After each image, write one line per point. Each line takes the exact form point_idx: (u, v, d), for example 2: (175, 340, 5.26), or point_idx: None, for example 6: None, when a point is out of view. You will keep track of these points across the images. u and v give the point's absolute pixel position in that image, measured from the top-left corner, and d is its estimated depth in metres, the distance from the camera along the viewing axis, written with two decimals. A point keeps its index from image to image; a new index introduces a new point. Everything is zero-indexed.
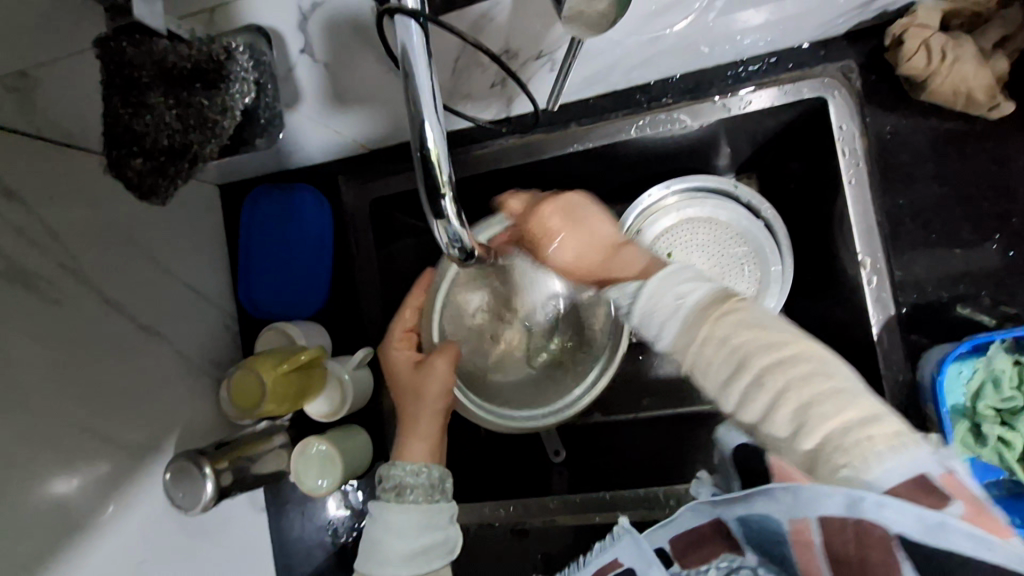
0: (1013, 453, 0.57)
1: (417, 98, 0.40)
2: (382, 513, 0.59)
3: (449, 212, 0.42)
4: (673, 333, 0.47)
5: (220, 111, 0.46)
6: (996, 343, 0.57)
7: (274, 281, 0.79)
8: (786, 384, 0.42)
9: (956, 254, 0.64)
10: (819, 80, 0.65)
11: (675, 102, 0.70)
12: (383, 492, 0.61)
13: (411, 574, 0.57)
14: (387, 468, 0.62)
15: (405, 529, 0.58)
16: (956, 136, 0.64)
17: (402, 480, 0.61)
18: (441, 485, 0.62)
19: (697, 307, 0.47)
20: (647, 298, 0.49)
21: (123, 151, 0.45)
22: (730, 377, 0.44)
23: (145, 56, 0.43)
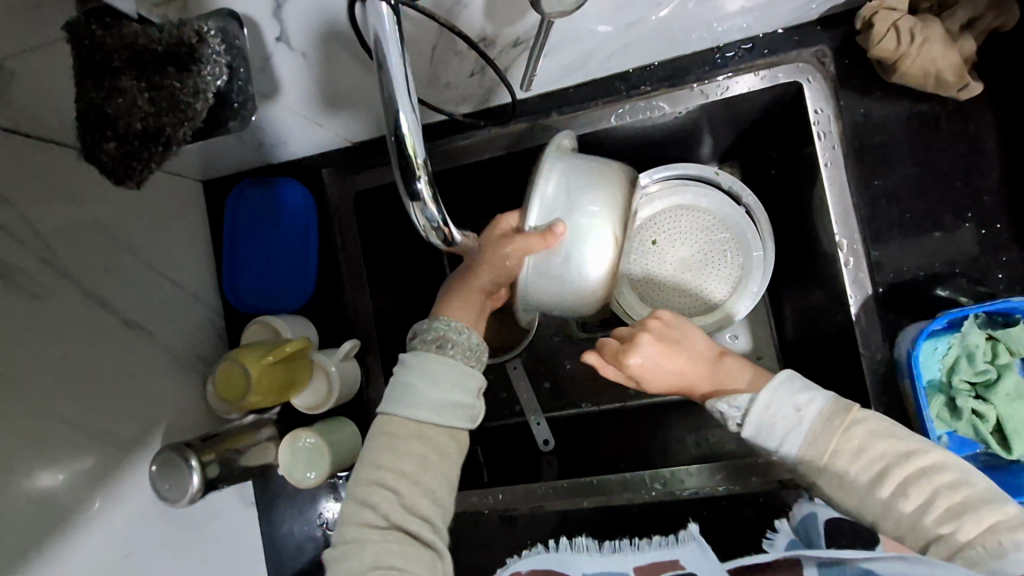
0: (987, 425, 0.58)
1: (390, 82, 0.40)
2: (420, 357, 0.57)
3: (424, 195, 0.43)
4: (797, 442, 0.54)
5: (193, 94, 0.47)
6: (970, 317, 0.58)
7: (260, 276, 0.79)
8: (935, 491, 0.50)
9: (930, 233, 0.65)
10: (793, 65, 0.66)
11: (654, 89, 0.71)
12: (421, 343, 0.59)
13: (440, 425, 0.56)
14: (428, 324, 0.60)
15: (441, 379, 0.56)
16: (928, 118, 0.65)
17: (444, 331, 0.59)
18: (480, 351, 0.60)
19: (823, 416, 0.54)
20: (760, 411, 0.55)
21: (96, 135, 0.47)
22: (884, 471, 0.52)
23: (116, 39, 0.44)
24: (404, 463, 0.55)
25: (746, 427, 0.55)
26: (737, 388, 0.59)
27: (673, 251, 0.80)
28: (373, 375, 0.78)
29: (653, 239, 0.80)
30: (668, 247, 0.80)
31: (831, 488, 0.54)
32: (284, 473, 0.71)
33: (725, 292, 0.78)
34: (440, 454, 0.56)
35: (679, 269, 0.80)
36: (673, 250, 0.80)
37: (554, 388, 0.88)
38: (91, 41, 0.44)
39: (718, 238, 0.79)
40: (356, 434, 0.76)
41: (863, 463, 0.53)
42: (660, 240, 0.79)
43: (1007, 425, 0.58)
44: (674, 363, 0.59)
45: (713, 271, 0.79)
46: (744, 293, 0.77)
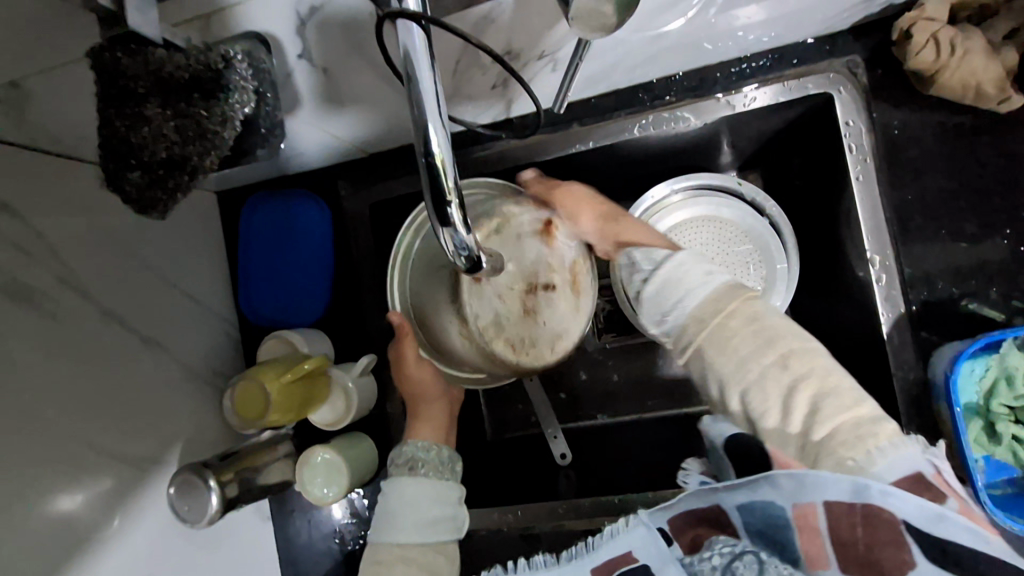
0: None
1: (420, 102, 0.39)
2: (398, 484, 0.67)
3: (455, 220, 0.41)
4: (692, 304, 0.57)
5: (221, 122, 0.46)
6: (1009, 339, 0.56)
7: (276, 288, 0.78)
8: (811, 369, 0.50)
9: (966, 249, 0.63)
10: (826, 76, 0.64)
11: (678, 99, 0.69)
12: (399, 467, 0.69)
13: (423, 543, 0.65)
14: (400, 448, 0.71)
15: (422, 499, 0.66)
16: (964, 131, 0.63)
17: (413, 456, 0.69)
18: (450, 464, 0.70)
19: (715, 295, 0.56)
20: (662, 274, 0.60)
21: (120, 164, 0.44)
22: (745, 355, 0.52)
23: (140, 65, 0.42)
24: None
25: (645, 291, 0.60)
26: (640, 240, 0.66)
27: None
28: (390, 388, 0.78)
29: None
30: None
31: (725, 368, 0.53)
32: (301, 489, 0.70)
33: None
34: (426, 568, 0.64)
35: None
36: (693, 261, 0.78)
37: (571, 400, 0.87)
38: (114, 66, 0.42)
39: (740, 248, 0.77)
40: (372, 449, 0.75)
41: (745, 354, 0.53)
42: (681, 252, 0.77)
43: None
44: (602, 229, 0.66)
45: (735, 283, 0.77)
46: (767, 306, 0.75)
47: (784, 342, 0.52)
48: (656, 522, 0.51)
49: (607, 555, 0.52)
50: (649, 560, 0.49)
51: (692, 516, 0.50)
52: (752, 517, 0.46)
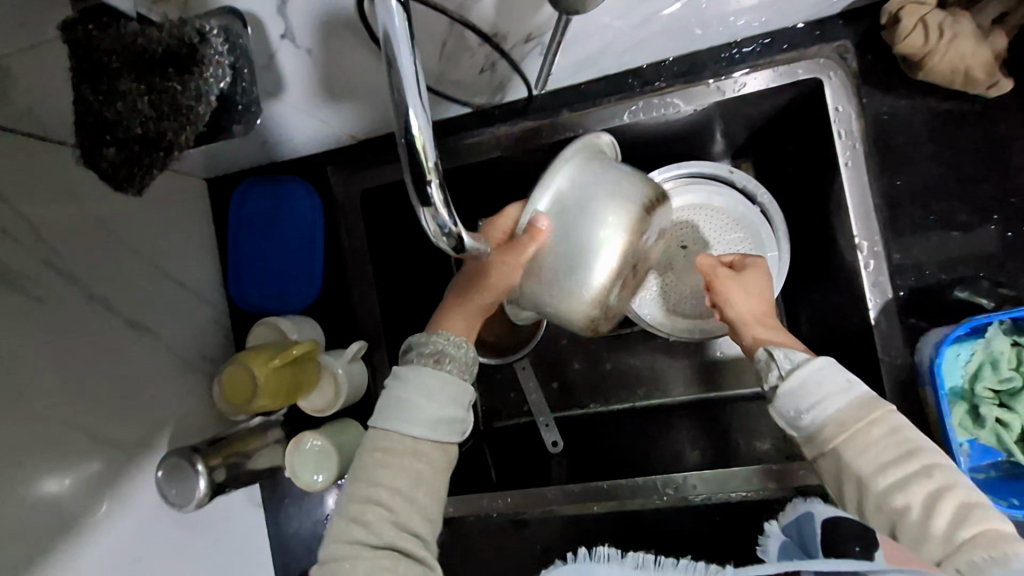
0: (1011, 434, 0.56)
1: (400, 82, 0.39)
2: (416, 369, 0.52)
3: (436, 201, 0.41)
4: (836, 407, 0.50)
5: (195, 98, 0.45)
6: (994, 323, 0.56)
7: (267, 275, 0.78)
8: (953, 482, 0.46)
9: (954, 236, 0.63)
10: (815, 61, 0.64)
11: (668, 85, 0.68)
12: (418, 356, 0.53)
13: (435, 441, 0.52)
14: (425, 335, 0.54)
15: (437, 393, 0.51)
16: (954, 116, 0.63)
17: (442, 347, 0.53)
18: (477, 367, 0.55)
19: (859, 403, 0.50)
20: (806, 374, 0.51)
21: (95, 138, 0.45)
22: (887, 460, 0.48)
23: (113, 40, 0.43)
24: (398, 480, 0.51)
25: (783, 388, 0.51)
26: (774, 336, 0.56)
27: (683, 254, 0.79)
28: (380, 376, 0.77)
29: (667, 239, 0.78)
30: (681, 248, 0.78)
31: (854, 459, 0.48)
32: (290, 473, 0.70)
33: None
34: (434, 468, 0.52)
35: (692, 269, 0.78)
36: (682, 251, 0.78)
37: (563, 388, 0.88)
38: (87, 42, 0.43)
39: (729, 238, 0.77)
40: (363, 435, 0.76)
41: (882, 458, 0.48)
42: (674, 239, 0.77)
43: None
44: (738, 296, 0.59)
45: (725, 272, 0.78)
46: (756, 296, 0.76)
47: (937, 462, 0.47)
48: None
49: None
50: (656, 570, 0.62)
51: None
52: None
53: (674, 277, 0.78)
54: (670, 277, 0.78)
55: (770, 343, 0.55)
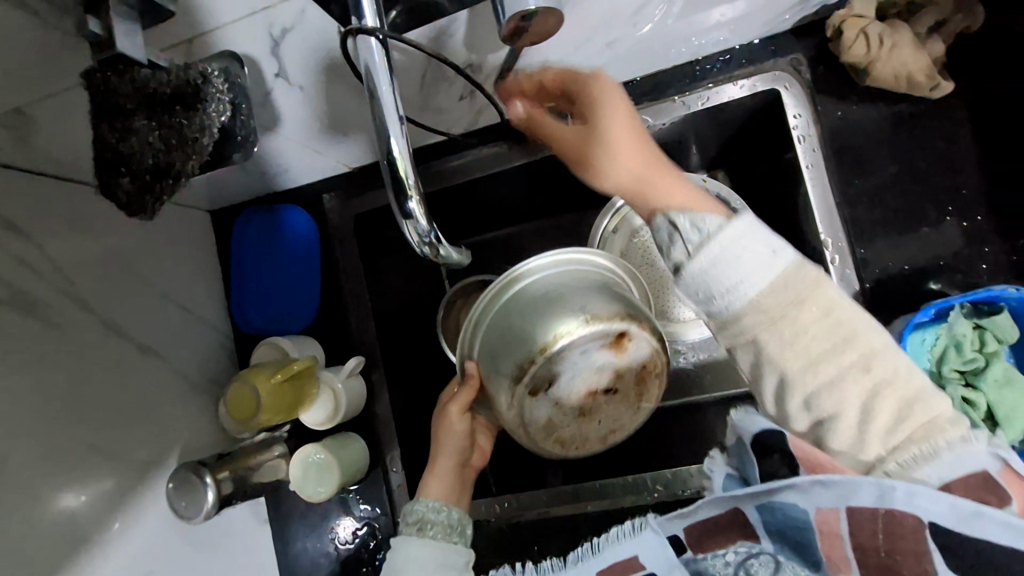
0: (978, 412, 0.58)
1: (382, 115, 0.43)
2: (404, 544, 0.66)
3: (416, 213, 0.46)
4: (755, 313, 0.46)
5: (199, 129, 0.49)
6: (954, 307, 0.59)
7: (267, 299, 0.82)
8: (908, 414, 0.45)
9: (915, 229, 0.66)
10: (770, 74, 0.68)
11: (637, 102, 0.73)
12: (406, 526, 0.69)
13: None
14: (411, 505, 0.70)
15: (422, 562, 0.64)
16: (904, 118, 0.67)
17: (424, 515, 0.69)
18: (459, 527, 0.69)
19: (786, 273, 0.46)
20: (720, 245, 0.46)
21: (112, 172, 0.49)
22: (824, 347, 0.46)
23: (127, 84, 0.47)
24: None
25: (690, 266, 0.47)
26: (660, 199, 0.52)
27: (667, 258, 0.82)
28: (377, 390, 0.81)
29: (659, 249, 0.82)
30: None
31: (781, 351, 0.46)
32: (296, 489, 0.73)
33: None
34: None
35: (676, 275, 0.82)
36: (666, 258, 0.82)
37: None
38: (105, 87, 0.47)
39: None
40: (362, 447, 0.79)
41: (826, 386, 0.46)
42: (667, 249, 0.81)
43: (999, 412, 0.58)
44: (625, 152, 0.53)
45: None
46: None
47: (876, 374, 0.46)
48: (667, 527, 0.51)
49: (611, 559, 0.54)
50: (655, 568, 0.51)
51: (705, 528, 0.50)
52: (772, 518, 0.46)
53: (658, 282, 0.82)
54: (656, 283, 0.82)
55: (673, 208, 0.51)
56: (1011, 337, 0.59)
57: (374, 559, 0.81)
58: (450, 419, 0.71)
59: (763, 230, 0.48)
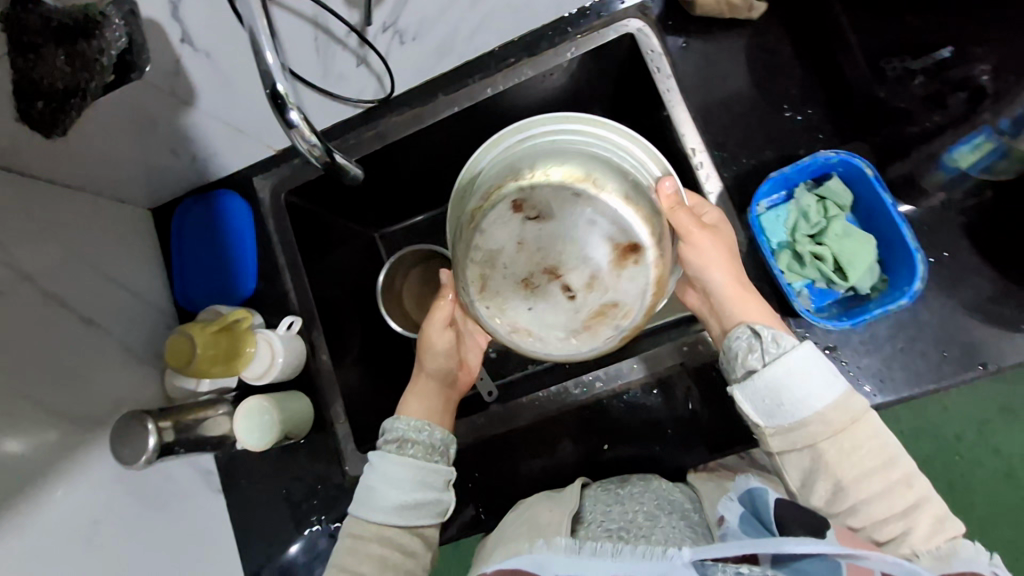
0: (827, 266, 0.67)
1: (263, 55, 0.51)
2: (383, 461, 0.71)
3: (301, 125, 0.54)
4: (819, 406, 0.59)
5: (98, 52, 0.58)
6: (791, 180, 0.69)
7: (207, 278, 0.89)
8: (892, 512, 0.59)
9: (759, 130, 0.76)
10: (619, 22, 0.79)
11: (518, 59, 0.84)
12: (386, 444, 0.73)
13: (400, 524, 0.70)
14: (392, 423, 0.75)
15: (399, 479, 0.70)
16: (737, 38, 0.77)
17: (403, 434, 0.73)
18: (441, 447, 0.74)
19: (841, 398, 0.60)
20: (787, 363, 0.60)
21: (25, 95, 0.60)
22: (870, 470, 0.60)
23: (37, 20, 0.55)
24: (364, 563, 0.68)
25: (760, 373, 0.62)
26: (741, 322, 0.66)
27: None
28: (317, 348, 0.87)
29: None
30: None
31: (837, 461, 0.60)
32: (240, 441, 0.77)
33: None
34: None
35: None
36: None
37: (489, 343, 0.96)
38: (15, 21, 0.54)
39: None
40: (305, 402, 0.84)
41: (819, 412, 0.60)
42: None
43: (845, 263, 0.67)
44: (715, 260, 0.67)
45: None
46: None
47: (905, 464, 0.61)
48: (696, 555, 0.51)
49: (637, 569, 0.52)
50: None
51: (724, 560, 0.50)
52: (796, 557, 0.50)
53: None
54: None
55: (751, 322, 0.65)
56: (847, 200, 0.68)
57: (325, 506, 0.85)
58: (434, 335, 0.78)
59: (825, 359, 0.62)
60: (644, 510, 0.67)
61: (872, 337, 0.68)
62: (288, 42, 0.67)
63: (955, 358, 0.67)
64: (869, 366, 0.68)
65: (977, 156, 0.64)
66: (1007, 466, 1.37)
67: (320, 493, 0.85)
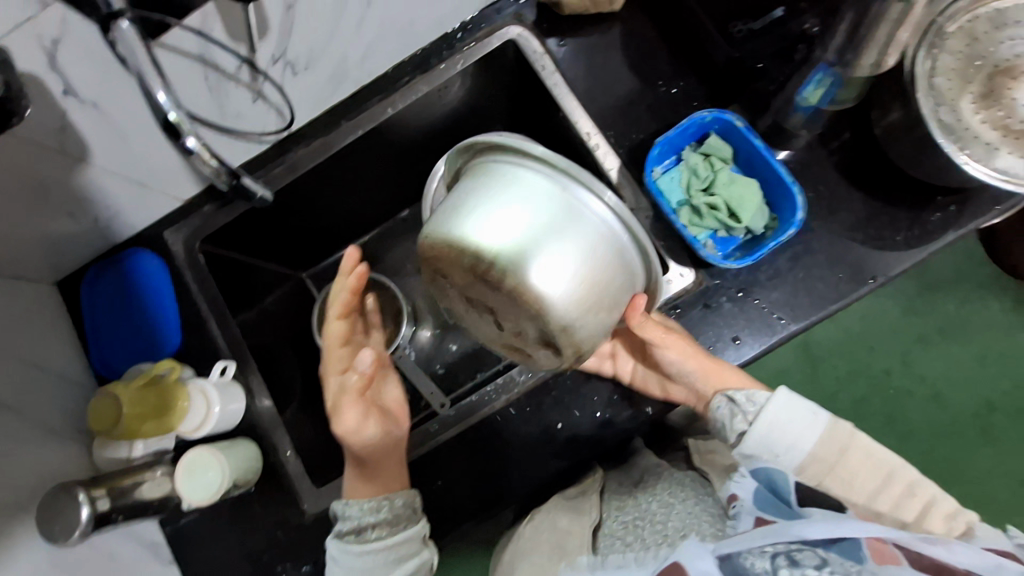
0: (722, 214, 0.73)
1: (148, 82, 0.51)
2: (343, 555, 0.67)
3: (198, 149, 0.56)
4: (815, 442, 0.68)
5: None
6: (677, 144, 0.75)
7: (127, 341, 0.85)
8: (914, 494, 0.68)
9: (642, 107, 0.83)
10: (499, 30, 0.85)
11: (412, 78, 0.88)
12: (343, 535, 0.68)
13: None
14: (343, 509, 0.69)
15: (368, 568, 0.66)
16: (605, 31, 0.84)
17: (359, 521, 0.68)
18: (406, 513, 0.69)
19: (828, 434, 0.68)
20: (771, 415, 0.68)
21: None
22: (876, 486, 0.68)
23: None
24: None
25: (751, 434, 0.68)
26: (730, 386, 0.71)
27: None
28: (257, 391, 0.84)
29: None
30: None
31: (853, 490, 0.68)
32: (185, 499, 0.73)
33: None
34: None
35: None
36: None
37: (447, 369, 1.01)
38: None
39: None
40: (252, 449, 0.80)
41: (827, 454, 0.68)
42: None
43: (737, 208, 0.73)
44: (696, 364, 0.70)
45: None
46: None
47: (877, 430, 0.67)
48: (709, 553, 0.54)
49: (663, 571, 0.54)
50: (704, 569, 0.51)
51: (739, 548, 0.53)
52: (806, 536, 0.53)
53: None
54: None
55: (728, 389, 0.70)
56: (729, 154, 0.75)
57: (287, 556, 0.81)
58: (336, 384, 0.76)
59: (802, 397, 0.69)
60: (659, 499, 0.75)
61: (773, 271, 0.75)
62: (178, 86, 0.68)
63: (847, 278, 0.74)
64: (779, 297, 0.74)
65: (824, 91, 0.70)
66: (935, 389, 1.52)
67: (283, 541, 0.81)
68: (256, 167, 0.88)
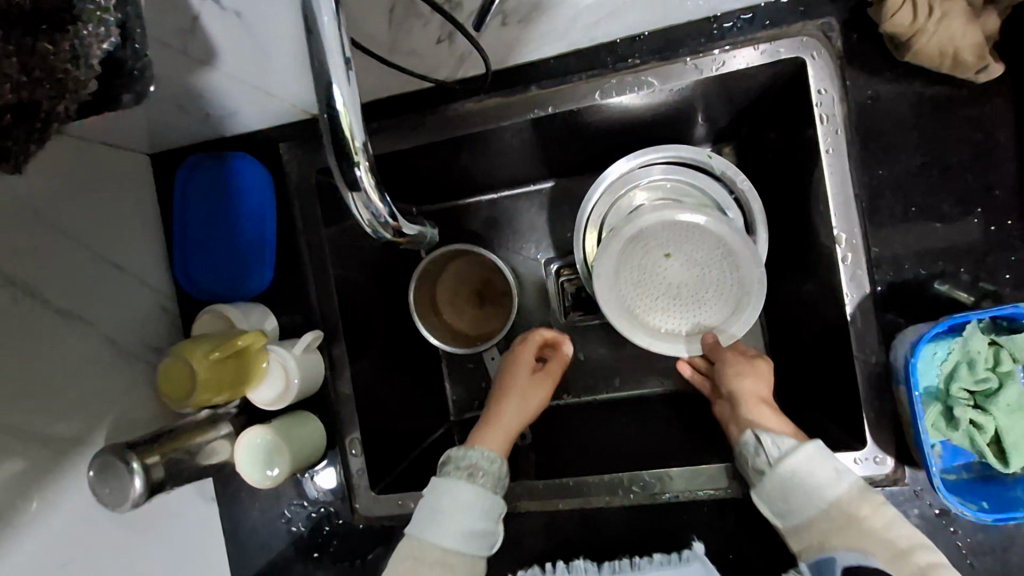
0: (984, 437, 0.54)
1: (322, 51, 0.34)
2: (453, 486, 0.63)
3: (365, 184, 0.38)
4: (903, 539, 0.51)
5: (73, 60, 0.33)
6: (972, 322, 0.54)
7: (213, 256, 0.74)
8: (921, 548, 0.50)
9: (936, 228, 0.61)
10: (797, 39, 0.60)
11: (643, 62, 0.64)
12: (456, 470, 0.65)
13: (464, 553, 0.60)
14: (462, 452, 0.66)
15: (471, 507, 0.62)
16: (943, 103, 0.60)
17: (477, 461, 0.65)
18: (502, 480, 0.66)
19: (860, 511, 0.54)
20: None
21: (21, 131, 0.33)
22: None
23: None
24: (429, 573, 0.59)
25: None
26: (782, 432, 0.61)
27: (664, 265, 0.64)
28: (337, 365, 0.74)
29: (666, 251, 0.64)
30: (679, 260, 0.64)
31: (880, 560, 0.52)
32: (241, 472, 0.68)
33: (724, 311, 0.65)
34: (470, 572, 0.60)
35: (673, 286, 0.65)
36: (665, 260, 0.64)
37: None
38: None
39: (720, 239, 0.63)
40: (317, 428, 0.73)
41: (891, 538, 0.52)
42: (674, 252, 0.64)
43: (1006, 439, 0.54)
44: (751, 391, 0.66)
45: (708, 292, 0.65)
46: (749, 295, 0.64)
47: None
48: None
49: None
50: None
51: None
52: None
53: (648, 292, 0.65)
54: (645, 292, 0.65)
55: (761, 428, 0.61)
56: None
57: (326, 545, 0.76)
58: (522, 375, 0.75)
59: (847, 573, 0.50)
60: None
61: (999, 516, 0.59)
62: None
63: None
64: (976, 540, 0.59)
65: None
66: None
67: (332, 521, 0.77)
68: (404, 103, 0.70)
